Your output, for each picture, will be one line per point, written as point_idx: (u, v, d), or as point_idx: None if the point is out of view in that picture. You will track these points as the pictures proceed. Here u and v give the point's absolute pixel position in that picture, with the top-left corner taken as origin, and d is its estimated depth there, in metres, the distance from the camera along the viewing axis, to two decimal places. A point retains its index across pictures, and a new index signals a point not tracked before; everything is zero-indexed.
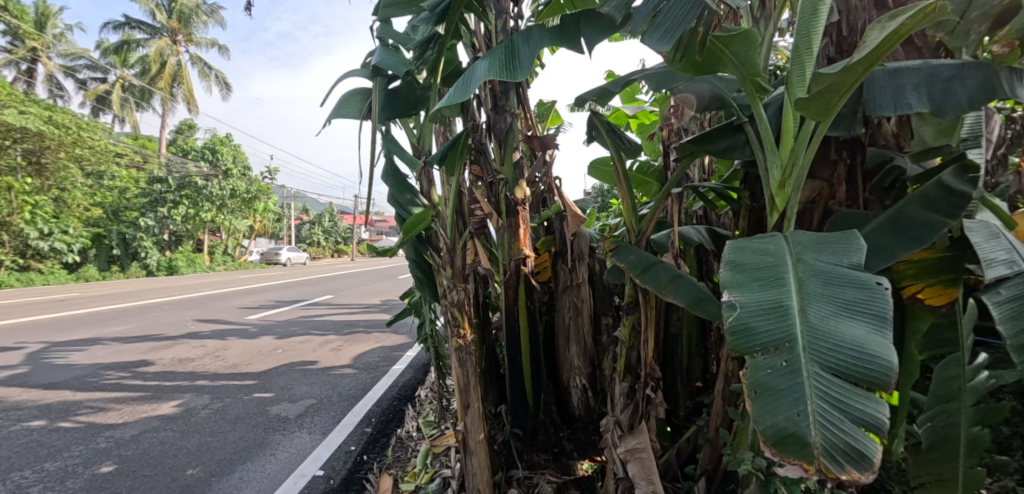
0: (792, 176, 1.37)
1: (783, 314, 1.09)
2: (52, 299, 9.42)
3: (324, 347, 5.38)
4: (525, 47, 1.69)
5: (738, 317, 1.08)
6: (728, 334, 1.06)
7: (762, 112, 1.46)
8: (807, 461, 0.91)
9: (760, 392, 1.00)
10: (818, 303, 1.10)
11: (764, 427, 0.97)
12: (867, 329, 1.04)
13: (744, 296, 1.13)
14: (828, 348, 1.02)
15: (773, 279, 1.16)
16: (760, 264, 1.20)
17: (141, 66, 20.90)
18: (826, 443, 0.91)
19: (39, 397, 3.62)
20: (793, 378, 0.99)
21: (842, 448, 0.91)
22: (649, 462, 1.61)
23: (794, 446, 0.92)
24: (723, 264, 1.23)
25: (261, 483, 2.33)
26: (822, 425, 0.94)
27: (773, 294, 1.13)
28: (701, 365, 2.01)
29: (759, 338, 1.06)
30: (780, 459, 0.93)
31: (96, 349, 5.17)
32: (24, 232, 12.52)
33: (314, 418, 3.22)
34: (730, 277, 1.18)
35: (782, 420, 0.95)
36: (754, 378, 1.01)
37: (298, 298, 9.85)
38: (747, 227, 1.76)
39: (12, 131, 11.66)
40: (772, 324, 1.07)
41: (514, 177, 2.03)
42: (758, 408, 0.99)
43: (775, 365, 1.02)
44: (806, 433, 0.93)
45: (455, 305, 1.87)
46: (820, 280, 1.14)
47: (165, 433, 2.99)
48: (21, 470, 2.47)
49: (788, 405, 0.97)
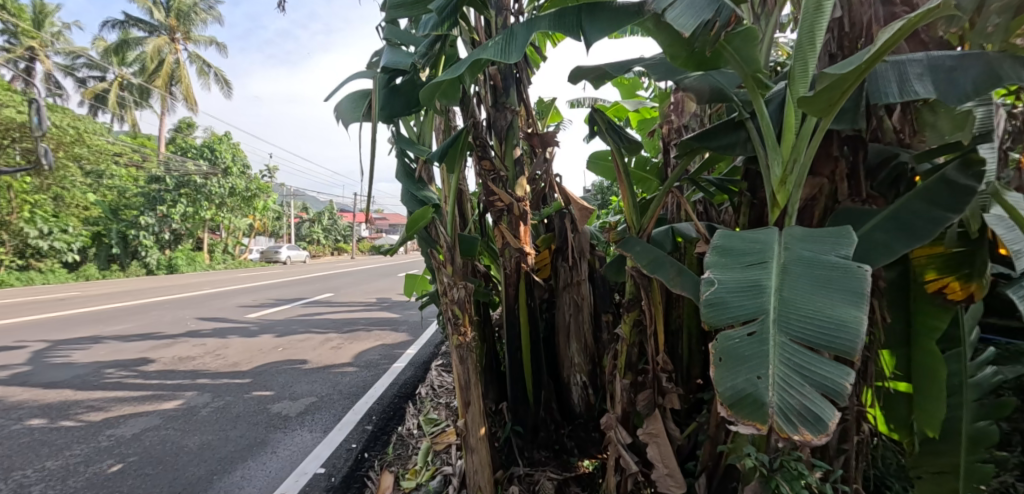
0: (793, 172, 1.38)
1: (759, 291, 1.11)
2: (53, 298, 9.45)
3: (325, 344, 5.39)
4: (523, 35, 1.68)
5: (715, 292, 1.12)
6: (703, 307, 1.10)
7: (763, 107, 1.45)
8: (760, 420, 0.95)
9: (723, 359, 1.04)
10: (796, 279, 1.10)
11: (724, 389, 1.01)
12: (843, 302, 1.02)
13: (724, 274, 1.17)
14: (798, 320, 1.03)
15: (756, 260, 1.17)
16: (746, 247, 1.21)
17: (140, 65, 20.86)
18: (781, 403, 0.95)
19: (40, 396, 3.62)
20: (759, 345, 1.03)
21: (796, 410, 0.94)
22: (667, 447, 1.64)
23: (750, 407, 0.97)
24: (711, 245, 1.25)
25: (262, 481, 2.34)
26: (779, 388, 0.97)
27: (754, 273, 1.15)
28: (700, 363, 2.01)
29: (735, 311, 1.08)
30: (734, 419, 0.98)
31: (97, 348, 5.17)
32: (24, 231, 12.53)
33: (315, 416, 3.22)
34: (714, 258, 1.21)
35: (740, 382, 1.00)
36: (720, 346, 1.06)
37: (298, 297, 9.87)
38: (747, 224, 1.76)
39: (12, 130, 11.70)
40: (748, 299, 1.10)
41: (515, 173, 2.06)
42: (721, 371, 1.03)
43: (742, 335, 1.06)
44: (762, 394, 0.97)
45: (455, 303, 1.84)
46: (804, 260, 1.14)
47: (166, 432, 2.99)
48: (23, 469, 2.48)
49: (749, 370, 1.01)
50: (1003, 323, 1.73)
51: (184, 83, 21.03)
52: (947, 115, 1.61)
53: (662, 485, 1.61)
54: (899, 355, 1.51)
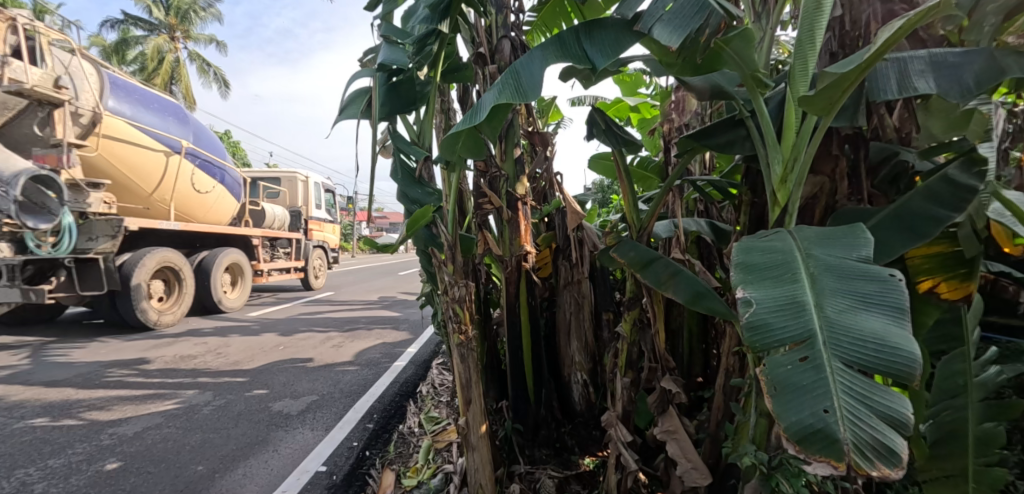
0: (794, 171, 1.38)
1: (800, 310, 1.08)
2: None
3: (326, 343, 5.40)
4: (535, 64, 1.64)
5: (755, 313, 1.07)
6: (745, 330, 1.05)
7: (763, 106, 1.46)
8: (836, 457, 0.88)
9: (781, 390, 1.00)
10: (834, 296, 1.09)
11: (788, 425, 0.95)
12: (885, 321, 1.03)
13: (759, 293, 1.13)
14: (850, 342, 1.01)
15: (786, 275, 1.16)
16: (771, 263, 1.20)
17: (139, 64, 20.87)
18: (854, 438, 0.89)
19: (42, 394, 3.64)
20: (815, 373, 0.98)
21: (871, 443, 0.89)
22: (686, 443, 1.62)
23: (822, 443, 0.90)
24: (733, 264, 1.23)
25: (265, 479, 2.35)
26: (848, 420, 0.92)
27: (788, 290, 1.13)
28: (701, 360, 2.02)
29: (781, 332, 1.04)
30: (806, 457, 0.91)
31: (98, 346, 5.18)
32: None
33: (316, 414, 3.23)
34: (742, 277, 1.19)
35: (806, 416, 0.94)
36: (772, 375, 1.03)
37: (299, 295, 9.89)
38: (747, 223, 1.76)
39: None
40: (791, 319, 1.06)
41: (515, 173, 2.06)
42: (780, 405, 0.97)
43: (792, 362, 1.02)
44: (833, 429, 0.91)
45: (455, 301, 1.85)
46: (833, 275, 1.14)
47: (168, 430, 3.00)
48: (26, 467, 2.49)
49: (811, 402, 0.96)
50: (1004, 322, 1.72)
51: (184, 82, 21.02)
52: (939, 116, 1.58)
53: (688, 479, 1.54)
54: None
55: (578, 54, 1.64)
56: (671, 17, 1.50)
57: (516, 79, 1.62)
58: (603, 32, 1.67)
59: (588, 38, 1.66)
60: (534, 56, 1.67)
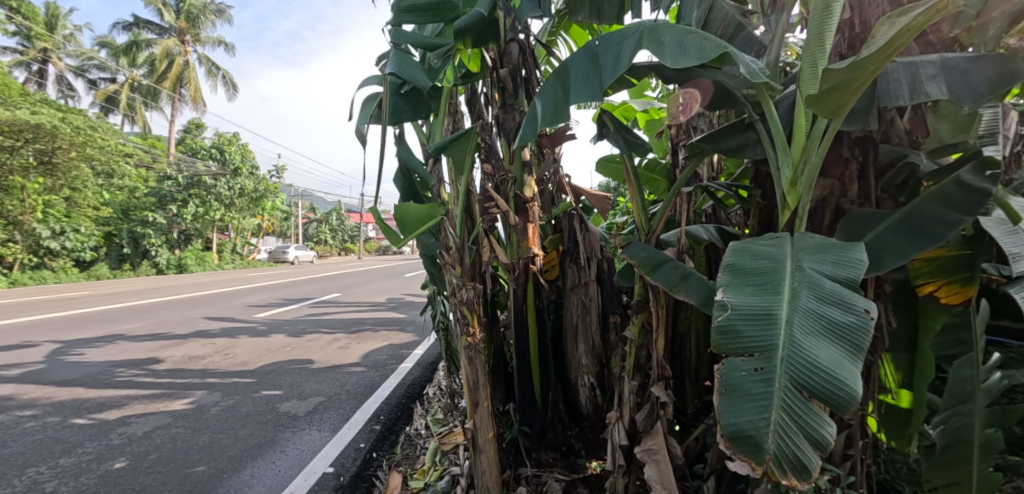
0: (804, 174, 1.37)
1: (769, 323, 1.07)
2: (62, 297, 9.56)
3: (333, 344, 5.44)
4: (575, 83, 1.66)
5: (727, 318, 1.09)
6: (713, 333, 1.09)
7: (774, 110, 1.45)
8: (756, 461, 0.92)
9: (730, 392, 1.02)
10: (804, 316, 1.07)
11: (724, 423, 0.98)
12: (842, 355, 1.01)
13: (737, 298, 1.14)
14: (802, 363, 1.00)
15: (769, 288, 1.15)
16: (758, 270, 1.20)
17: (149, 66, 20.97)
18: (777, 449, 0.92)
19: (53, 393, 3.68)
20: (767, 384, 1.00)
21: (791, 457, 0.91)
22: (665, 466, 1.59)
23: (748, 446, 0.95)
24: (723, 265, 1.24)
25: (272, 480, 2.35)
26: (779, 432, 0.94)
27: (765, 301, 1.12)
28: (709, 364, 2.02)
29: (745, 342, 1.06)
30: (731, 453, 0.96)
31: (108, 347, 5.22)
32: (36, 231, 12.75)
33: (323, 415, 3.24)
34: (727, 279, 1.20)
35: (743, 421, 0.97)
36: (726, 377, 1.03)
37: (305, 296, 9.97)
38: (757, 225, 1.77)
39: (24, 131, 11.74)
40: (759, 329, 1.07)
41: (523, 176, 2.04)
42: (724, 405, 1.00)
43: (750, 368, 1.02)
44: (762, 438, 0.94)
45: (465, 303, 1.82)
46: (813, 294, 1.11)
47: (176, 430, 3.03)
48: (37, 466, 2.52)
49: (750, 408, 0.99)
50: (1015, 326, 1.73)
51: (193, 85, 21.18)
52: (948, 118, 1.64)
53: None
54: (901, 359, 1.57)
55: (586, 68, 1.67)
56: (689, 47, 1.47)
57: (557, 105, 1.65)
58: (621, 38, 1.64)
59: (605, 48, 1.67)
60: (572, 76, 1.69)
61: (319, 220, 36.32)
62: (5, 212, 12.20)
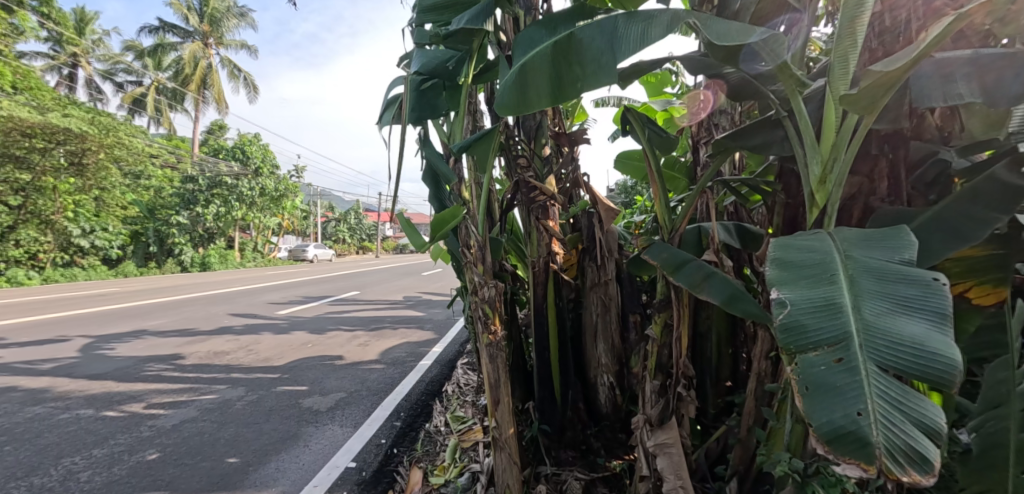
0: (833, 172, 1.34)
1: (836, 312, 1.05)
2: (92, 293, 9.89)
3: (353, 341, 5.52)
4: (588, 55, 1.59)
5: (790, 314, 1.05)
6: (779, 331, 1.04)
7: (802, 105, 1.42)
8: (866, 461, 0.87)
9: (812, 390, 0.96)
10: (872, 299, 1.06)
11: (817, 424, 0.94)
12: (925, 328, 0.99)
13: (794, 291, 1.11)
14: (887, 346, 0.98)
15: (823, 276, 1.14)
16: (807, 262, 1.18)
17: (174, 69, 21.52)
18: (886, 443, 0.87)
19: (86, 387, 3.81)
20: (852, 373, 0.96)
21: (903, 449, 0.87)
22: (678, 457, 1.60)
23: (852, 445, 0.89)
24: (768, 260, 1.21)
25: (296, 473, 2.40)
26: (882, 425, 0.90)
27: (824, 290, 1.11)
28: (729, 365, 2.02)
29: (816, 335, 1.03)
30: (835, 458, 0.90)
31: (136, 342, 5.38)
32: (67, 229, 13.21)
33: (345, 411, 3.29)
34: (777, 273, 1.17)
35: (838, 418, 0.92)
36: (804, 374, 0.98)
37: (325, 294, 10.13)
38: (781, 224, 1.75)
39: (56, 133, 12.14)
40: (827, 320, 1.04)
41: (543, 172, 2.09)
42: (809, 405, 0.96)
43: (827, 361, 0.98)
44: (864, 432, 0.89)
45: (486, 302, 1.83)
46: (873, 277, 1.11)
47: (203, 423, 3.10)
48: (73, 456, 2.61)
49: (841, 402, 0.94)
50: None
51: (216, 87, 21.67)
52: (979, 113, 1.55)
53: None
54: None
55: (600, 48, 1.58)
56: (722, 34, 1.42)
57: (557, 80, 1.62)
58: (644, 29, 1.52)
59: (621, 31, 1.57)
60: (580, 48, 1.61)
61: (336, 219, 36.88)
62: (38, 212, 12.67)
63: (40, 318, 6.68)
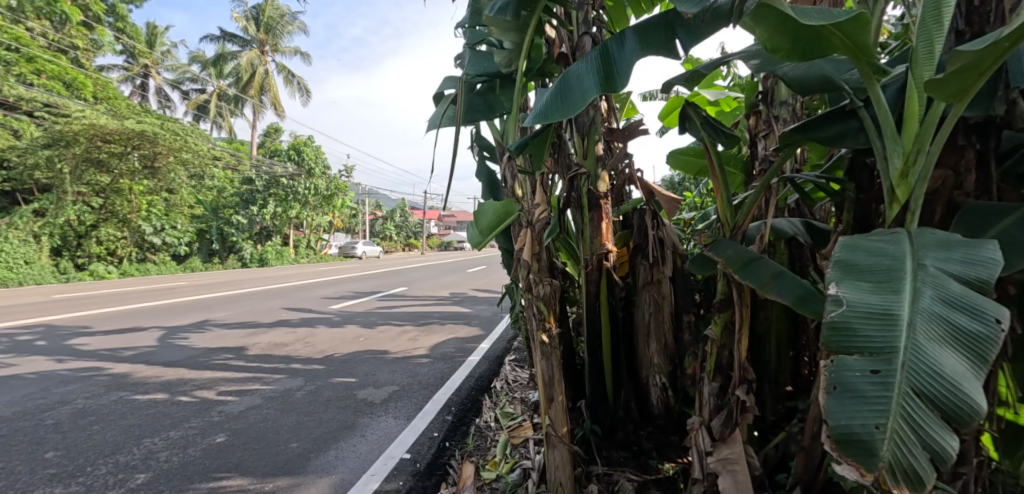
0: (918, 164, 1.25)
1: (885, 323, 0.97)
2: (165, 287, 10.70)
3: (403, 336, 5.68)
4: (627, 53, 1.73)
5: (842, 315, 1.00)
6: (825, 328, 0.99)
7: (881, 95, 1.33)
8: (867, 466, 0.84)
9: (838, 390, 0.92)
10: (925, 317, 0.96)
11: (832, 424, 0.90)
12: (965, 365, 0.89)
13: (847, 294, 1.05)
14: (920, 367, 0.89)
15: (884, 285, 1.05)
16: (872, 267, 1.10)
17: (234, 76, 22.79)
18: (891, 456, 0.83)
19: (162, 373, 4.13)
20: (886, 387, 0.89)
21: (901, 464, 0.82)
22: (742, 477, 1.51)
23: (858, 450, 0.86)
24: (832, 259, 1.15)
25: (354, 462, 2.50)
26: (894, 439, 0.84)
27: (881, 299, 1.02)
28: (790, 368, 1.93)
29: (858, 341, 0.97)
30: (837, 457, 0.88)
31: (205, 333, 5.77)
32: (141, 228, 14.30)
33: (398, 404, 3.40)
34: (836, 275, 1.11)
35: (854, 424, 0.88)
36: (835, 373, 0.93)
37: (375, 289, 10.48)
38: (851, 220, 1.62)
39: (132, 139, 13.13)
40: (876, 329, 0.97)
41: (596, 170, 2.03)
42: (831, 404, 0.92)
43: (864, 369, 0.92)
44: (875, 443, 0.85)
45: (541, 299, 1.84)
46: (938, 294, 1.00)
47: (266, 411, 3.29)
48: (153, 437, 2.84)
49: (863, 411, 0.90)
50: None
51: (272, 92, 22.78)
52: None
53: None
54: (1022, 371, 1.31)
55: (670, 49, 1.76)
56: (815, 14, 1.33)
57: (604, 70, 1.70)
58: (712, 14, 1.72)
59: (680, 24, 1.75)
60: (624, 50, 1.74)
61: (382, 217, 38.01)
62: (116, 212, 13.78)
63: (121, 309, 7.30)
